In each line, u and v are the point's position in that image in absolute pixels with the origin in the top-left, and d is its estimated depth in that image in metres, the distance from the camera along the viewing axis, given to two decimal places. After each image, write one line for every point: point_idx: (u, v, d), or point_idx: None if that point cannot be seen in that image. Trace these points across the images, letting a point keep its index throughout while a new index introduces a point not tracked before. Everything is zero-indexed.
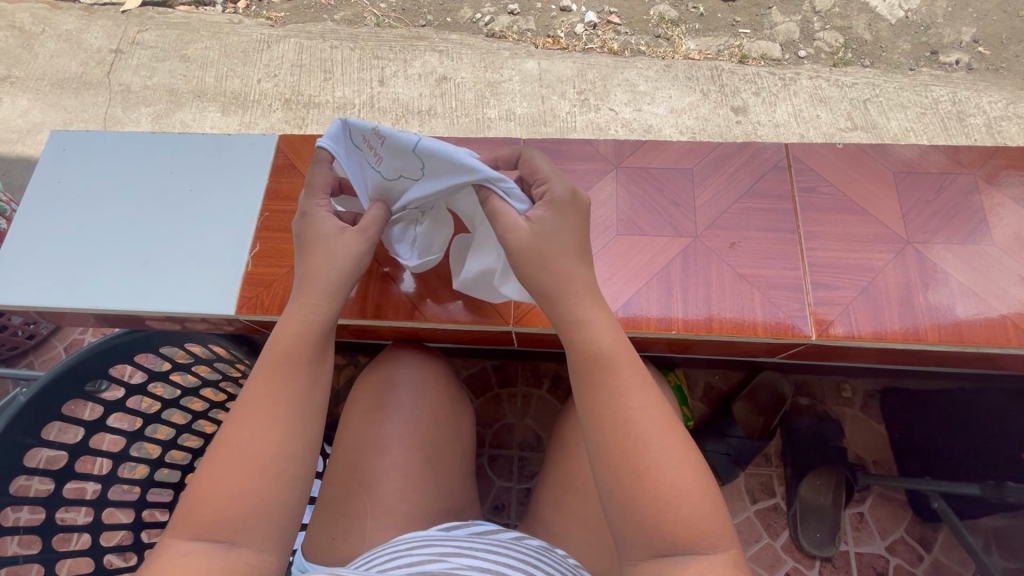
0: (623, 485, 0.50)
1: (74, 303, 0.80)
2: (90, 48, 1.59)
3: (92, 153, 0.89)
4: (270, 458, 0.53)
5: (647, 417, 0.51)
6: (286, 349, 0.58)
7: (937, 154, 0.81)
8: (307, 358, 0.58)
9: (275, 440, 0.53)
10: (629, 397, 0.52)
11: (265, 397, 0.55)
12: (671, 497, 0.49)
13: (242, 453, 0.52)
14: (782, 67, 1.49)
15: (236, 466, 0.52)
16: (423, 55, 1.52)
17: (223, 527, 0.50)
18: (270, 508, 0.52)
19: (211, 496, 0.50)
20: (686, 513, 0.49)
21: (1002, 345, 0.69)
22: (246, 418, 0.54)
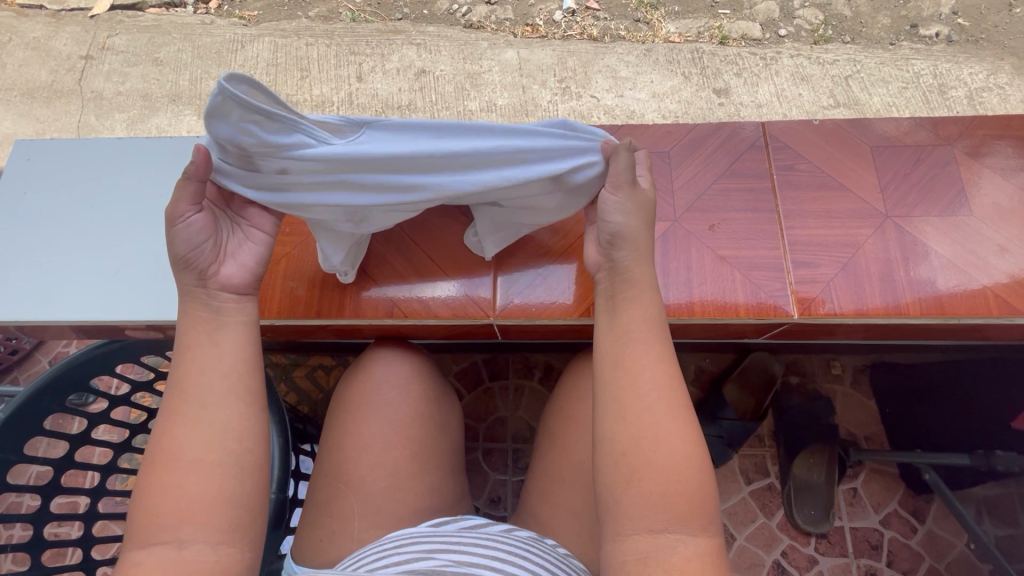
0: (626, 450, 0.52)
1: (49, 317, 0.78)
2: (59, 56, 1.55)
3: (60, 162, 0.87)
4: (196, 452, 0.53)
5: (659, 392, 0.54)
6: (189, 346, 0.58)
7: (913, 127, 0.81)
8: (209, 349, 0.58)
9: (195, 434, 0.54)
10: (648, 367, 0.55)
11: (180, 396, 0.55)
12: (669, 470, 0.51)
13: (167, 454, 0.53)
14: (763, 47, 1.48)
15: (162, 466, 0.52)
16: (401, 49, 1.50)
17: (166, 527, 0.50)
18: (209, 500, 0.52)
19: (149, 501, 0.51)
20: (682, 486, 0.51)
21: (983, 316, 0.69)
22: (169, 420, 0.54)
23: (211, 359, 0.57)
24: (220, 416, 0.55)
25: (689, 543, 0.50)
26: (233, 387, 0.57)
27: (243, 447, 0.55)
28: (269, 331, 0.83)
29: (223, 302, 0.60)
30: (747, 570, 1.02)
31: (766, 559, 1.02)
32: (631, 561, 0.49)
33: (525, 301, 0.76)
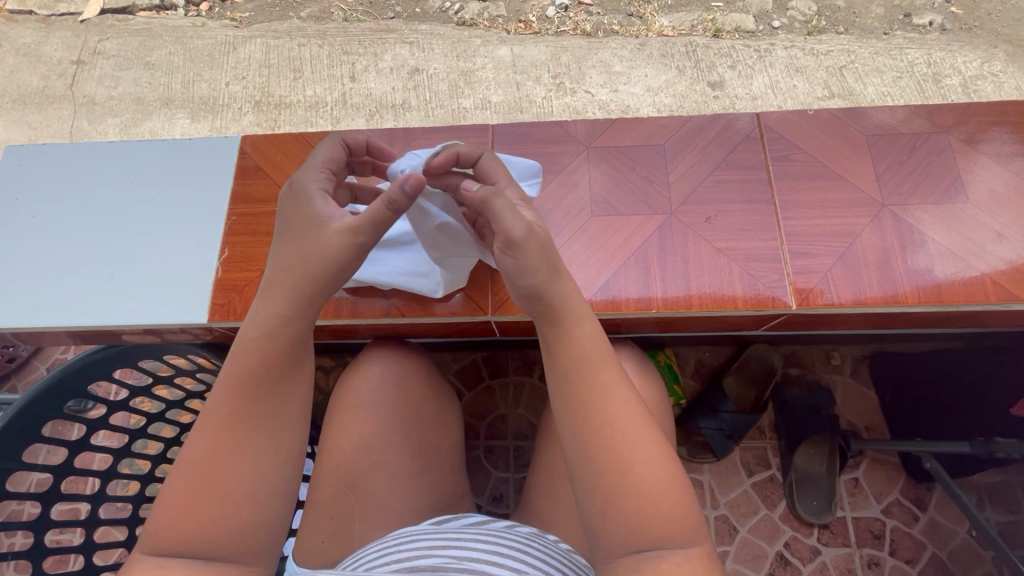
0: (603, 480, 0.50)
1: (44, 323, 0.78)
2: (50, 61, 1.54)
3: (52, 168, 0.87)
4: (243, 479, 0.51)
5: (629, 413, 0.52)
6: (250, 371, 0.54)
7: (908, 115, 0.81)
8: (277, 378, 0.55)
9: (251, 465, 0.51)
10: (613, 390, 0.53)
11: (232, 419, 0.52)
12: (651, 492, 0.49)
13: (214, 475, 0.50)
14: (757, 39, 1.48)
15: (209, 488, 0.50)
16: (394, 48, 1.49)
17: (201, 546, 0.49)
18: (248, 528, 0.50)
19: (187, 524, 0.49)
20: (667, 506, 0.49)
21: (981, 302, 0.69)
22: (217, 442, 0.51)
23: (280, 391, 0.55)
24: (276, 447, 0.54)
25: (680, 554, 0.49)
26: (294, 420, 0.56)
27: (290, 475, 0.55)
28: None
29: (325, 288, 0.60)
30: (750, 562, 1.02)
31: (770, 551, 1.02)
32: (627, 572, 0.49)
33: None
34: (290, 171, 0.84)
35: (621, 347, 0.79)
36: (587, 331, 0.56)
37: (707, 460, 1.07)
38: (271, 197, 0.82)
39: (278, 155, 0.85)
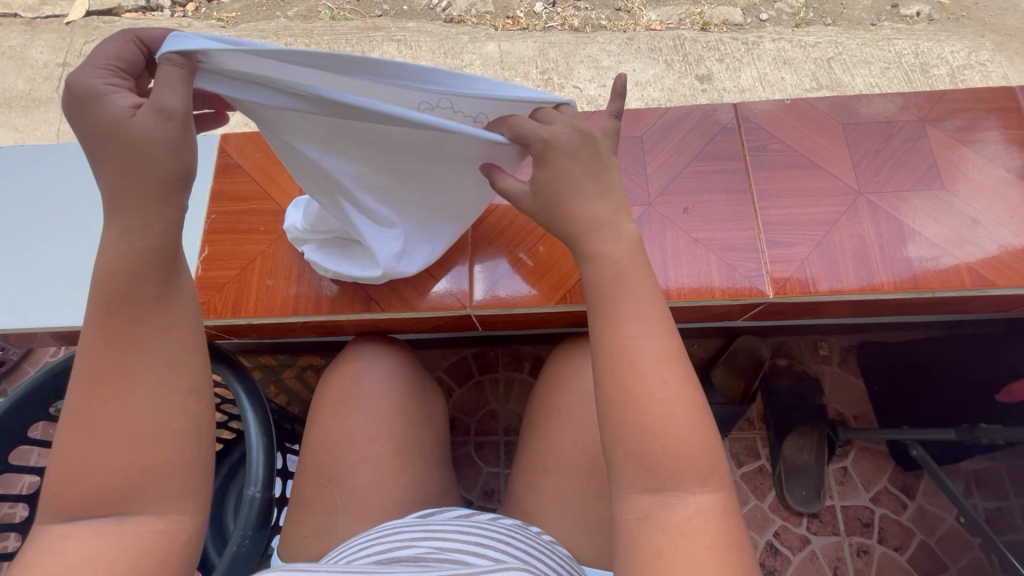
0: (614, 413, 0.45)
1: (27, 325, 0.78)
2: (36, 64, 1.54)
3: (33, 170, 0.87)
4: (139, 417, 0.44)
5: (647, 344, 0.46)
6: (122, 292, 0.45)
7: (886, 103, 0.81)
8: (157, 298, 0.46)
9: (147, 403, 0.45)
10: (633, 317, 0.47)
11: (119, 349, 0.45)
12: (662, 428, 0.44)
13: (102, 417, 0.44)
14: (744, 32, 1.48)
15: (96, 430, 0.44)
16: (381, 46, 1.49)
17: (105, 495, 0.43)
18: (163, 472, 0.45)
19: (83, 472, 0.43)
20: (679, 444, 0.44)
21: (957, 288, 0.70)
22: (105, 381, 0.44)
23: (152, 315, 0.46)
24: (168, 376, 0.46)
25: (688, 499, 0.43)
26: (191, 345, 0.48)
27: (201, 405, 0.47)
28: (251, 332, 0.83)
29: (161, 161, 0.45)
30: None
31: (759, 541, 1.03)
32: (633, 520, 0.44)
33: (503, 292, 0.76)
34: (270, 168, 0.84)
35: None
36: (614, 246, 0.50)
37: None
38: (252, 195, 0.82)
39: (258, 152, 0.85)
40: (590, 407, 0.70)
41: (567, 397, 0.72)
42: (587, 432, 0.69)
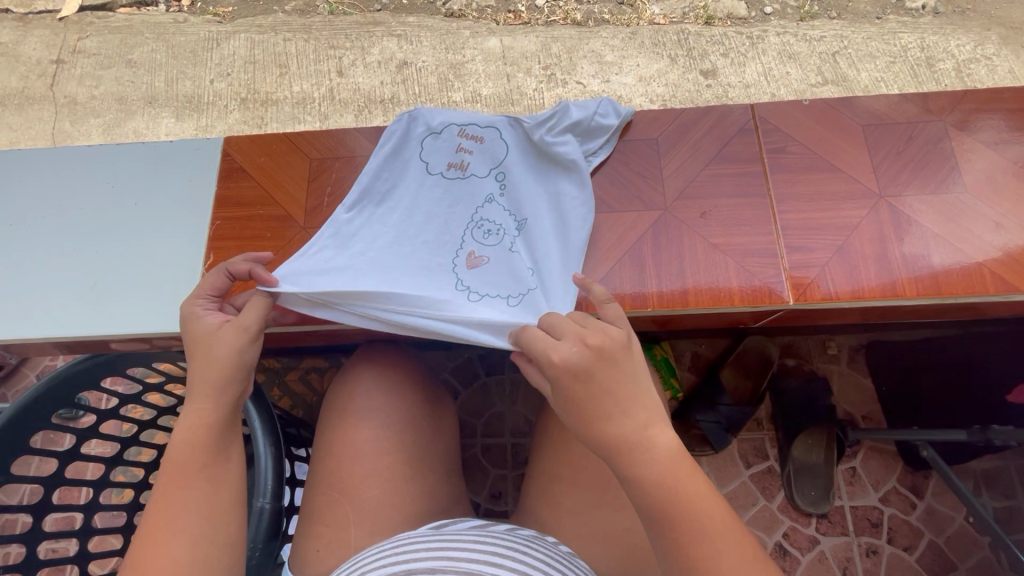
0: (656, 531, 0.50)
1: (24, 334, 0.76)
2: (28, 61, 1.51)
3: (30, 175, 0.85)
4: (191, 530, 0.53)
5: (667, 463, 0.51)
6: (189, 440, 0.56)
7: (904, 102, 0.80)
8: (208, 465, 0.56)
9: (189, 551, 0.52)
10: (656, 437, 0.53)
11: (167, 505, 0.53)
12: (701, 540, 0.49)
13: (164, 527, 0.52)
14: (749, 26, 1.46)
15: (152, 537, 0.52)
16: (382, 41, 1.47)
17: None
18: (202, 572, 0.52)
19: None
20: (716, 545, 0.48)
21: (979, 294, 0.68)
22: (152, 532, 0.52)
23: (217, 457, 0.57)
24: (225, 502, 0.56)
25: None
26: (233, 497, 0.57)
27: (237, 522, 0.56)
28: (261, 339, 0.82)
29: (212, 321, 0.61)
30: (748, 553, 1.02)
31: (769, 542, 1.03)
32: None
33: None
34: (275, 172, 0.82)
35: None
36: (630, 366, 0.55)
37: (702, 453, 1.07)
38: (257, 200, 0.81)
39: (262, 156, 0.83)
40: None
41: None
42: None
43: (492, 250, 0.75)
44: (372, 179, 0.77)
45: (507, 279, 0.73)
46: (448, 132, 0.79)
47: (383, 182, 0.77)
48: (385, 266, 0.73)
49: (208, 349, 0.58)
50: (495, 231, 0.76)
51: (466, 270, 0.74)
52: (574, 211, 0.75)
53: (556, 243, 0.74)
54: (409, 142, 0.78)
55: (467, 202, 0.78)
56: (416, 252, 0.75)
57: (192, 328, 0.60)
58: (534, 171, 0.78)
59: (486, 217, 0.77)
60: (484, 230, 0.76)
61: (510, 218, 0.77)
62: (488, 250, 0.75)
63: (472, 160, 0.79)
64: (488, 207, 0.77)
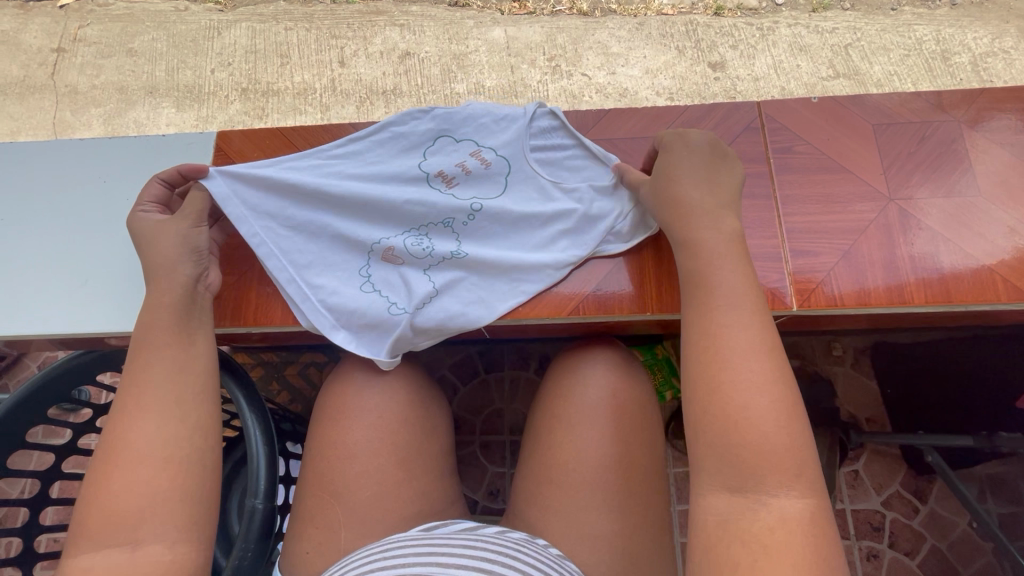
0: (701, 402, 0.53)
1: (18, 329, 0.75)
2: (29, 49, 1.49)
3: (26, 167, 0.84)
4: (157, 404, 0.57)
5: (736, 340, 0.53)
6: (155, 325, 0.62)
7: (918, 101, 0.77)
8: (171, 348, 0.61)
9: (161, 432, 0.56)
10: (733, 325, 0.55)
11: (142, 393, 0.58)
12: (746, 424, 0.50)
13: (137, 402, 0.57)
14: (759, 17, 1.42)
15: (128, 414, 0.56)
16: (384, 31, 1.44)
17: (124, 469, 0.53)
18: (173, 463, 0.55)
19: (123, 457, 0.54)
20: (761, 438, 0.49)
21: (990, 302, 0.66)
22: (128, 416, 0.56)
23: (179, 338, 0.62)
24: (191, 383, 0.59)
25: (773, 504, 0.47)
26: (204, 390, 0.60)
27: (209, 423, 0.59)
28: (256, 337, 0.82)
29: (146, 215, 0.68)
30: None
31: None
32: (712, 523, 0.49)
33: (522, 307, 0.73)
34: None
35: (608, 346, 0.75)
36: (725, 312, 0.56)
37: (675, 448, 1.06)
38: None
39: (257, 151, 0.82)
40: (596, 421, 0.68)
41: (571, 410, 0.70)
42: (594, 446, 0.67)
43: (413, 260, 0.73)
44: (371, 146, 0.76)
45: (400, 292, 0.72)
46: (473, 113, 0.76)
47: (375, 145, 0.76)
48: (315, 250, 0.73)
49: (159, 237, 0.65)
50: (428, 244, 0.73)
51: (377, 265, 0.74)
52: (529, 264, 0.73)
53: (471, 282, 0.73)
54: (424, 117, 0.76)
55: (432, 202, 0.74)
56: (349, 239, 0.73)
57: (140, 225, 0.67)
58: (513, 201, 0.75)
59: (430, 230, 0.74)
60: (419, 242, 0.73)
61: (455, 236, 0.74)
62: (408, 258, 0.73)
63: (472, 157, 0.76)
64: (440, 222, 0.74)
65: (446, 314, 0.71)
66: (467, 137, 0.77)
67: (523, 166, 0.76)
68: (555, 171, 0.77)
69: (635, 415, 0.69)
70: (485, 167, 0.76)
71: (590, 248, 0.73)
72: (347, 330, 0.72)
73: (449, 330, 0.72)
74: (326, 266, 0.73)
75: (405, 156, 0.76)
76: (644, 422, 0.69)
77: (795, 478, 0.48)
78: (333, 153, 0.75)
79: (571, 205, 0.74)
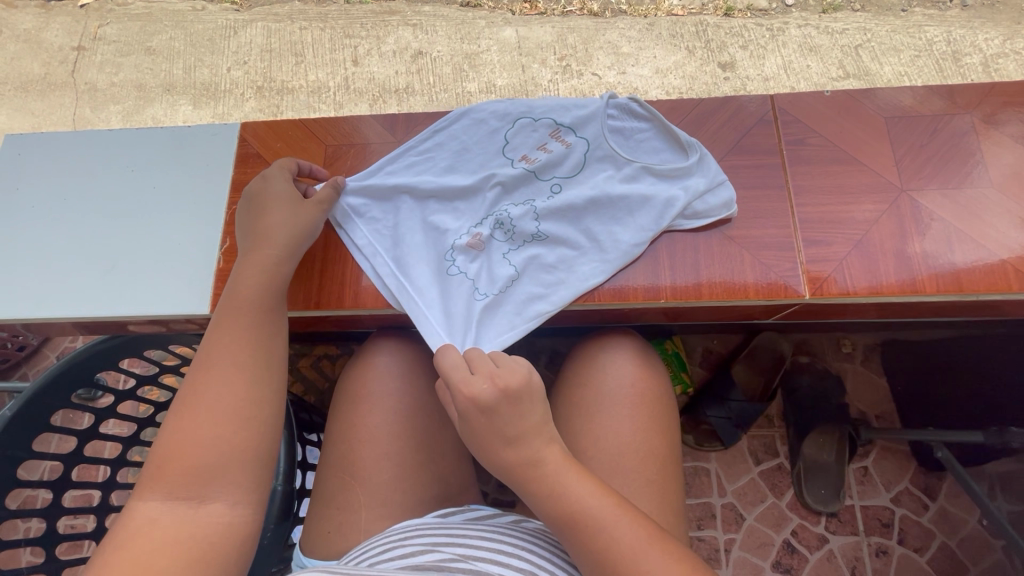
0: None
1: (44, 315, 0.77)
2: (51, 48, 1.53)
3: (53, 157, 0.86)
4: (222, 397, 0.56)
5: (622, 528, 0.52)
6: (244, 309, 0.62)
7: (931, 95, 0.78)
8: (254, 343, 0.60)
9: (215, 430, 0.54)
10: (609, 507, 0.53)
11: (215, 360, 0.58)
12: None
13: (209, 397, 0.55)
14: (769, 18, 1.43)
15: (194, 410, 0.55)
16: (397, 31, 1.46)
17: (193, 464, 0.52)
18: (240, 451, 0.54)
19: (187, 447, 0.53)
20: None
21: (1002, 291, 0.67)
22: (203, 376, 0.57)
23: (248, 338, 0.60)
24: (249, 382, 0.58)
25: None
26: (277, 364, 0.61)
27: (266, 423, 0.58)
28: None
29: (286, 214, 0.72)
30: (758, 549, 1.01)
31: (778, 539, 1.02)
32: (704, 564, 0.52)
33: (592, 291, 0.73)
34: (290, 158, 0.83)
35: (625, 336, 0.76)
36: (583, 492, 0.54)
37: (684, 442, 1.07)
38: None
39: (278, 142, 0.84)
40: (614, 408, 0.69)
41: (590, 398, 0.71)
42: (612, 433, 0.68)
43: (497, 245, 0.75)
44: (458, 130, 0.79)
45: (488, 278, 0.74)
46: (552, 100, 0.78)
47: (459, 133, 0.79)
48: (407, 241, 0.76)
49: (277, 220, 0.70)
50: (512, 228, 0.75)
51: (461, 251, 0.75)
52: (610, 244, 0.73)
53: (551, 264, 0.74)
54: (506, 102, 0.79)
55: (516, 186, 0.77)
56: (437, 224, 0.77)
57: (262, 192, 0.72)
58: (591, 181, 0.76)
59: (510, 212, 0.75)
60: (501, 225, 0.75)
61: (534, 213, 0.75)
62: (491, 243, 0.75)
63: (552, 139, 0.77)
64: (522, 203, 0.76)
65: (534, 303, 0.72)
66: (546, 117, 0.78)
67: (603, 145, 0.76)
68: (633, 148, 0.76)
69: (654, 406, 0.70)
70: (566, 148, 0.77)
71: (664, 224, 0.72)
72: (438, 323, 0.71)
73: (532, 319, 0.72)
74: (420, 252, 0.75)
75: (486, 141, 0.79)
76: (664, 415, 0.70)
77: None
78: (419, 147, 0.79)
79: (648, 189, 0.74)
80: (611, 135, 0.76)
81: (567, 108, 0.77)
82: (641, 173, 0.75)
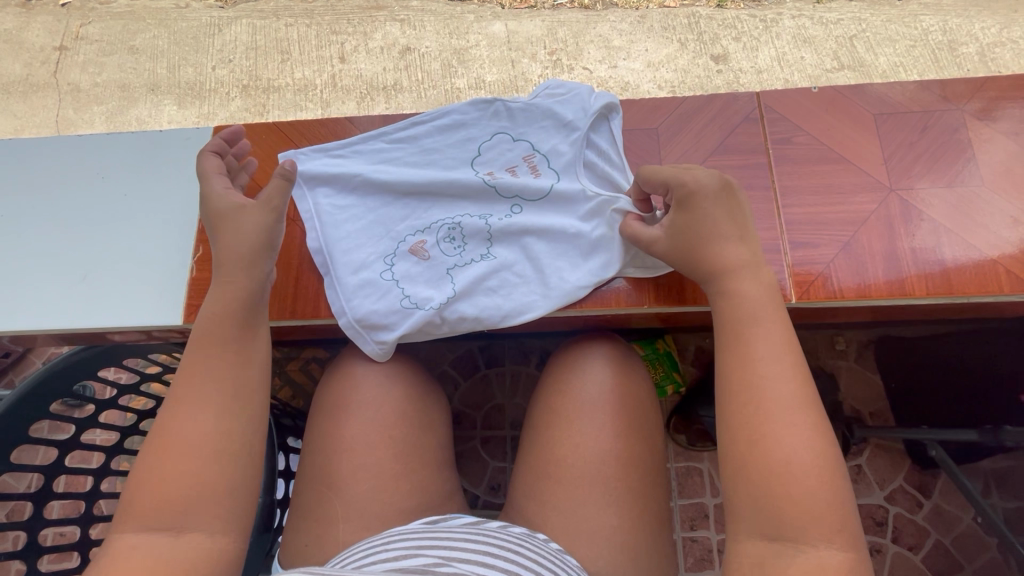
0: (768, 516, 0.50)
1: (17, 326, 0.75)
2: (32, 48, 1.50)
3: (25, 164, 0.84)
4: (193, 433, 0.53)
5: (808, 472, 0.50)
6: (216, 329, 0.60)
7: (920, 90, 0.76)
8: (229, 368, 0.58)
9: (189, 468, 0.52)
10: (801, 457, 0.50)
11: (187, 388, 0.56)
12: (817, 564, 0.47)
13: (181, 432, 0.53)
14: (763, 8, 1.40)
15: (165, 443, 0.53)
16: (384, 26, 1.44)
17: (168, 507, 0.50)
18: (217, 487, 0.53)
19: (159, 486, 0.51)
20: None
21: (994, 293, 0.65)
22: (176, 405, 0.55)
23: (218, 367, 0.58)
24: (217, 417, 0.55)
25: (812, 554, 0.48)
26: None
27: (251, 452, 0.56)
28: None
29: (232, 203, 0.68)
30: None
31: None
32: (749, 566, 0.49)
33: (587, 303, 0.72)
34: (265, 163, 0.81)
35: (606, 342, 0.75)
36: (794, 423, 0.52)
37: (677, 443, 1.06)
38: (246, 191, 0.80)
39: (253, 146, 0.82)
40: (596, 414, 0.68)
41: (570, 406, 0.69)
42: (593, 441, 0.67)
43: (442, 255, 0.73)
44: (437, 131, 0.77)
45: (427, 286, 0.72)
46: (537, 111, 0.76)
47: (434, 132, 0.76)
48: (353, 228, 0.74)
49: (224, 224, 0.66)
50: (462, 242, 0.73)
51: (404, 254, 0.73)
52: (555, 281, 0.71)
53: (490, 287, 0.72)
54: (489, 109, 0.76)
55: (475, 200, 0.75)
56: (388, 216, 0.75)
57: (215, 203, 0.67)
58: (552, 204, 0.74)
59: (463, 223, 0.73)
60: (451, 236, 0.74)
61: (487, 233, 0.73)
62: (437, 252, 0.73)
63: (524, 163, 0.76)
64: (478, 216, 0.74)
65: (469, 316, 0.71)
66: (525, 140, 0.76)
67: (572, 179, 0.74)
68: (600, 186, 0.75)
69: (634, 410, 0.69)
70: (535, 175, 0.75)
71: (613, 266, 0.71)
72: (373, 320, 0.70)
73: (477, 325, 0.72)
74: (365, 246, 0.74)
75: (460, 148, 0.77)
76: (642, 419, 0.69)
77: (837, 533, 0.48)
78: (393, 136, 0.76)
79: (598, 230, 0.72)
80: (584, 171, 0.75)
81: (546, 131, 0.76)
82: (598, 215, 0.73)
